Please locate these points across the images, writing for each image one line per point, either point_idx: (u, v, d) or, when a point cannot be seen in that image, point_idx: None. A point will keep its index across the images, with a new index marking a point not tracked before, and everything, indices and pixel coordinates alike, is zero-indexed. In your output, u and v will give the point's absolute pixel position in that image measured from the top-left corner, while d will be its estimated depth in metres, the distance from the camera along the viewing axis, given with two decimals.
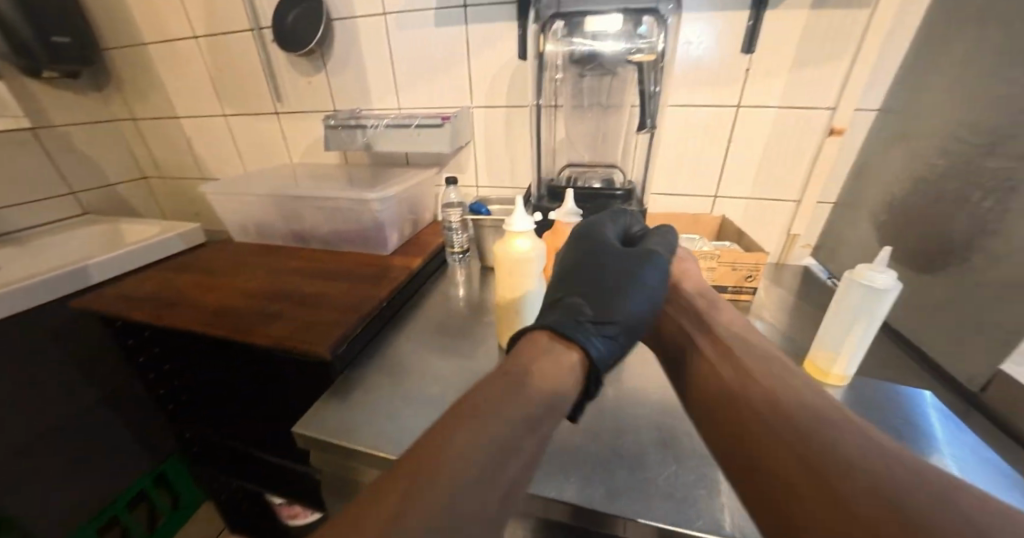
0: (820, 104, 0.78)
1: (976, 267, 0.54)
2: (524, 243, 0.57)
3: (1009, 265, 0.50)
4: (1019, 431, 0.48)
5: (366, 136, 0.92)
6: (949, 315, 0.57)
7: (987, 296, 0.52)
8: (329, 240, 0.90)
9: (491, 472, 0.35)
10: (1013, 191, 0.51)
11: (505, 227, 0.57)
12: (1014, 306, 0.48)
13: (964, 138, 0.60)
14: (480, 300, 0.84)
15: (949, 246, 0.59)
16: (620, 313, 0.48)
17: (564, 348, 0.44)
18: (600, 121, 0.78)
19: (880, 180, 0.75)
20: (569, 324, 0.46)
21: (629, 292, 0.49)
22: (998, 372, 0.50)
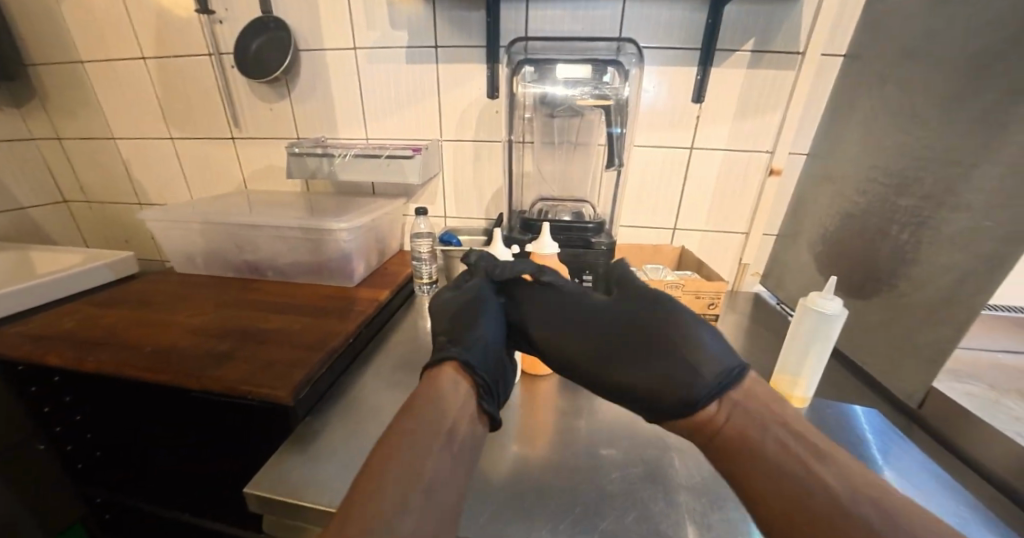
0: (760, 149, 0.88)
1: (902, 292, 0.61)
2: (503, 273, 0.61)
3: (929, 290, 0.57)
4: (952, 441, 0.53)
5: (332, 164, 0.89)
6: (884, 336, 0.63)
7: (914, 319, 0.59)
8: (288, 269, 0.84)
9: (411, 471, 0.38)
10: (924, 226, 0.59)
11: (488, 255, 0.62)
12: (938, 328, 0.55)
13: (879, 181, 0.69)
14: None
15: (877, 275, 0.66)
16: (477, 333, 0.48)
17: (439, 371, 0.45)
18: (567, 157, 0.81)
19: (814, 216, 0.84)
20: (438, 354, 0.47)
21: (481, 317, 0.50)
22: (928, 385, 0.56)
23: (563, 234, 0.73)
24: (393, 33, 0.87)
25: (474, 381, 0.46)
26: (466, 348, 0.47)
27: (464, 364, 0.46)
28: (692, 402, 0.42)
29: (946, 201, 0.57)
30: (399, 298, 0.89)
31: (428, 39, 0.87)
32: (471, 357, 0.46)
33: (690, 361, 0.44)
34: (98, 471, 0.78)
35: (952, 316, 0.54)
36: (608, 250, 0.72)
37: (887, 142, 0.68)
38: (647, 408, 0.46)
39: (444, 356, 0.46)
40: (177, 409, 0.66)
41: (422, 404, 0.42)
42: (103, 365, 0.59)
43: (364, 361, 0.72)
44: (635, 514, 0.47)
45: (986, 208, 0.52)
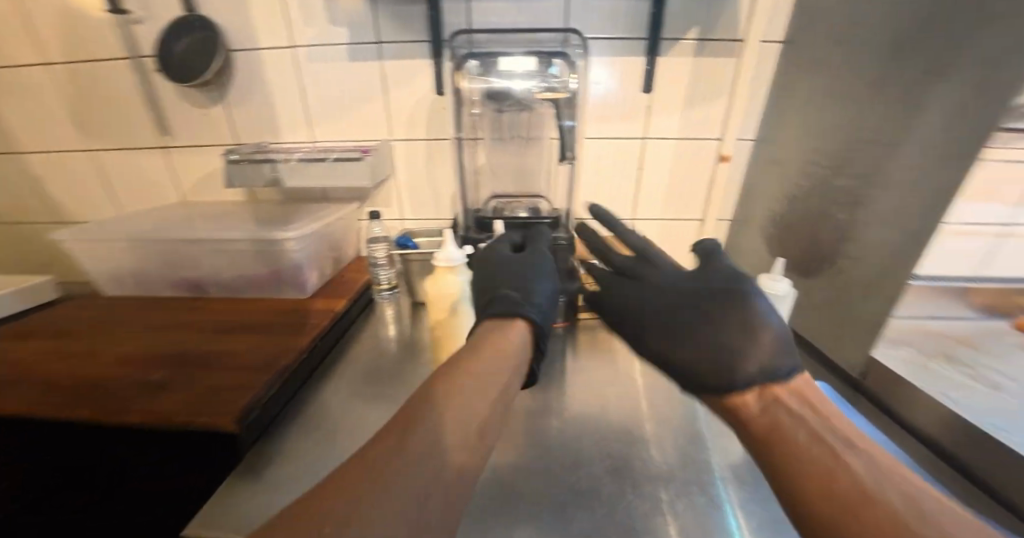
0: (709, 137, 0.89)
1: (843, 269, 0.64)
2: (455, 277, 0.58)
3: (866, 266, 0.60)
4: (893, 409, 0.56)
5: (276, 171, 0.83)
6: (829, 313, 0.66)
7: (855, 294, 0.61)
8: (232, 285, 0.79)
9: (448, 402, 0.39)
10: (859, 204, 0.62)
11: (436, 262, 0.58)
12: (877, 301, 0.58)
13: (818, 163, 0.71)
14: (415, 337, 0.80)
15: (821, 254, 0.69)
16: (539, 296, 0.51)
17: (506, 323, 0.47)
18: (519, 153, 0.80)
19: (763, 200, 0.87)
20: (504, 306, 0.49)
21: (541, 280, 0.53)
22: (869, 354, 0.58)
23: (559, 233, 0.71)
24: (331, 30, 0.83)
25: (535, 340, 0.48)
26: (533, 308, 0.49)
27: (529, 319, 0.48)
28: (735, 384, 0.45)
29: (877, 179, 0.59)
30: (358, 305, 0.85)
31: (369, 35, 0.83)
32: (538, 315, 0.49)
33: (750, 345, 0.46)
34: (54, 494, 0.70)
35: (889, 287, 0.56)
36: (568, 246, 0.71)
37: (823, 125, 0.71)
38: (684, 376, 0.50)
39: (514, 309, 0.48)
40: (112, 445, 0.61)
41: (449, 383, 0.40)
42: (11, 406, 0.53)
43: (320, 376, 0.68)
44: (606, 511, 0.47)
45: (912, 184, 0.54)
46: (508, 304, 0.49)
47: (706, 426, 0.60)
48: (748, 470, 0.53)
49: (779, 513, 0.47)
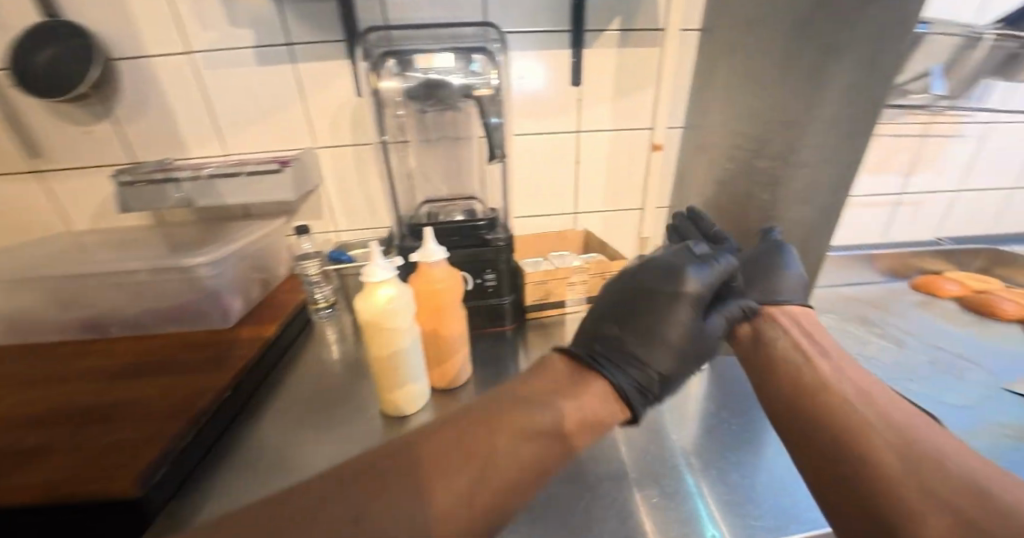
0: (640, 126, 0.91)
1: None
2: (387, 293, 0.52)
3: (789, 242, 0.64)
4: None
5: (182, 190, 0.74)
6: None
7: None
8: (138, 321, 0.70)
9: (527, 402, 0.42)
10: (778, 184, 0.65)
11: (364, 278, 0.52)
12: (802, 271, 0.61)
13: (740, 147, 0.74)
14: (361, 356, 0.76)
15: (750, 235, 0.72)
16: (662, 349, 0.48)
17: (603, 382, 0.46)
18: (452, 153, 0.78)
19: (696, 185, 0.90)
20: (603, 360, 0.47)
21: (670, 330, 0.49)
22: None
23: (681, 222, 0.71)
24: (232, 32, 0.76)
25: (626, 407, 0.46)
26: (627, 369, 0.47)
27: (617, 389, 0.46)
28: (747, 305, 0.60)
29: (791, 160, 0.62)
30: (293, 326, 0.79)
31: (277, 36, 0.77)
32: (625, 383, 0.46)
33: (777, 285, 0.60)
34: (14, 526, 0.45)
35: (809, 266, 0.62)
36: (506, 246, 0.70)
37: (741, 109, 0.73)
38: None
39: (612, 373, 0.46)
40: None
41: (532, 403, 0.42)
42: None
43: (253, 411, 0.63)
44: (564, 517, 0.46)
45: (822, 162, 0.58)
46: (611, 357, 0.48)
47: (656, 417, 0.60)
48: (698, 459, 0.53)
49: (731, 486, 0.49)
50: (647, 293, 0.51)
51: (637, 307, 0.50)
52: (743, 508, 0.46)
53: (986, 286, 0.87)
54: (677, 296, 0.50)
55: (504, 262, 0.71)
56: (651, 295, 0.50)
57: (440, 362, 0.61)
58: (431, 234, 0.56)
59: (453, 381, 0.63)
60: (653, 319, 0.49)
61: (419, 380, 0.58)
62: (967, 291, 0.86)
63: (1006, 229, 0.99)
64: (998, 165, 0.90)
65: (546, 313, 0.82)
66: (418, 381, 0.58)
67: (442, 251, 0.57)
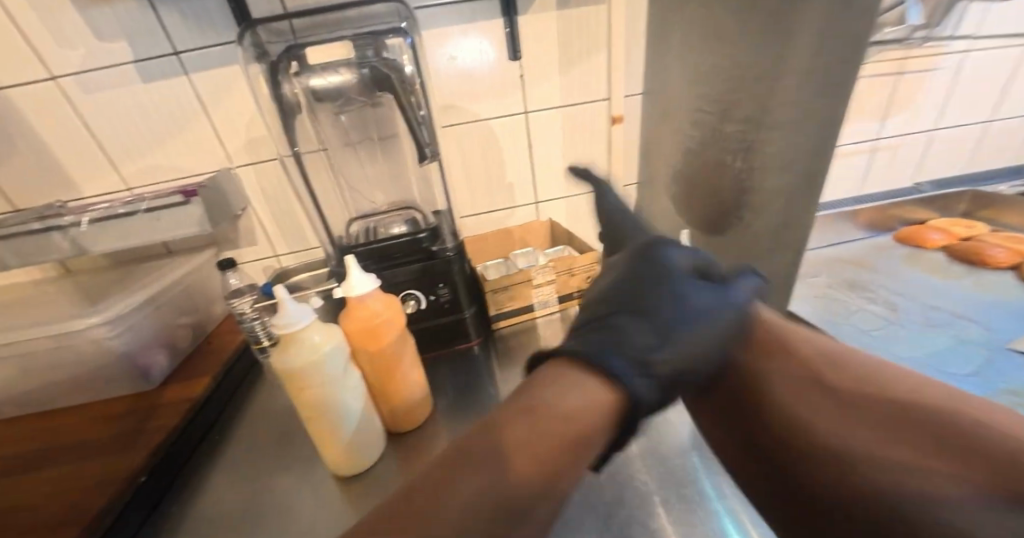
0: (595, 99, 0.82)
1: (749, 221, 0.63)
2: (310, 342, 0.43)
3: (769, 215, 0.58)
4: None
5: (69, 236, 0.64)
6: (757, 262, 0.63)
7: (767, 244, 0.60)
8: (49, 396, 0.61)
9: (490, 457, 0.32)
10: (751, 151, 0.59)
11: (275, 329, 0.42)
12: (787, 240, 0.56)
13: (706, 111, 0.67)
14: None
15: (726, 210, 0.67)
16: (671, 348, 0.39)
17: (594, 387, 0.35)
18: (384, 156, 0.69)
19: (663, 158, 0.83)
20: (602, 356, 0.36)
21: (681, 325, 0.40)
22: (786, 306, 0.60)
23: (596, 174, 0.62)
24: (101, 44, 0.64)
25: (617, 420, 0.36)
26: (640, 371, 0.37)
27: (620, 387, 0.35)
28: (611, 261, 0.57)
29: (765, 122, 0.55)
30: (235, 373, 0.70)
31: (157, 43, 0.65)
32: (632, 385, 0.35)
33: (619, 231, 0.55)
34: None
35: (790, 244, 0.56)
36: (455, 257, 0.62)
37: (703, 68, 0.65)
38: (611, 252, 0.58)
39: (616, 372, 0.35)
40: None
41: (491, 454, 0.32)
42: None
43: (199, 479, 0.55)
44: None
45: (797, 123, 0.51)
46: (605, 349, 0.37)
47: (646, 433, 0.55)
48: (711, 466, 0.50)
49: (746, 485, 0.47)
50: (653, 282, 0.42)
51: (650, 294, 0.41)
52: (765, 536, 0.43)
53: (973, 230, 0.81)
54: (706, 289, 0.43)
55: (456, 274, 0.63)
56: (665, 280, 0.42)
57: (392, 402, 0.53)
58: (355, 262, 0.47)
59: (412, 419, 0.56)
60: (656, 306, 0.41)
61: (369, 431, 0.51)
62: (956, 240, 0.79)
63: (990, 163, 0.93)
64: (979, 97, 0.84)
65: (518, 319, 0.75)
66: (367, 433, 0.50)
67: (369, 281, 0.48)
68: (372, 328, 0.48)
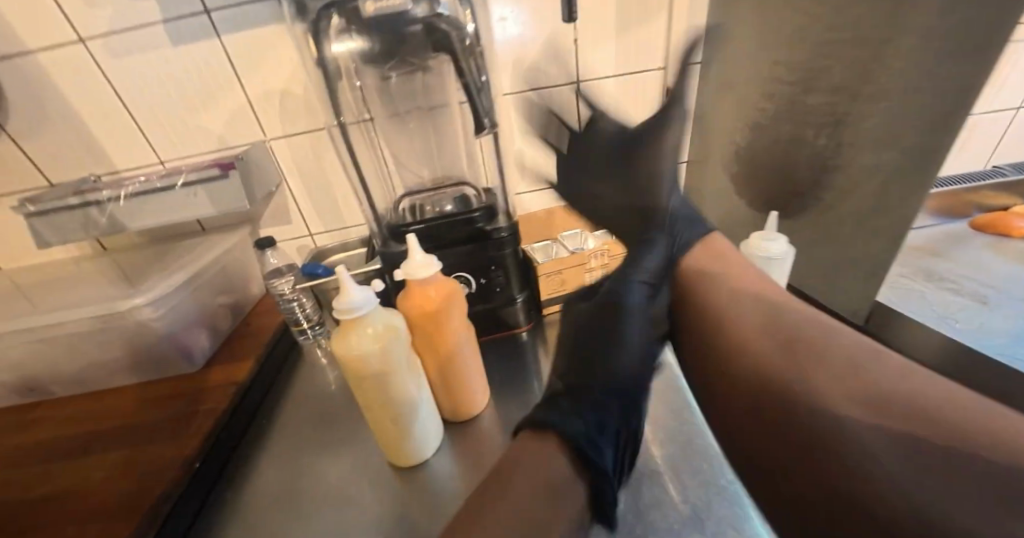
0: (650, 68, 0.76)
1: (829, 203, 0.57)
2: (374, 330, 0.40)
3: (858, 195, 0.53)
4: (902, 348, 0.54)
5: (106, 212, 0.62)
6: (840, 247, 0.57)
7: (850, 229, 0.55)
8: (94, 376, 0.59)
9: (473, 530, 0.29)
10: (840, 124, 0.53)
11: (336, 312, 0.40)
12: (880, 224, 0.51)
13: (783, 80, 0.61)
14: None
15: (800, 191, 0.62)
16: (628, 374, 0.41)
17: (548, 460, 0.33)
18: (430, 129, 0.65)
19: (722, 134, 0.77)
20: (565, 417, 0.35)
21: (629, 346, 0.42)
22: (873, 298, 0.55)
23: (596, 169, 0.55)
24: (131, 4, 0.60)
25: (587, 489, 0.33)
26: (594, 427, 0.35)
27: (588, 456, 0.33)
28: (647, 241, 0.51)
29: (862, 92, 0.50)
30: (276, 355, 0.67)
31: (189, 2, 0.60)
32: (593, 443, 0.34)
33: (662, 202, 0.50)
34: None
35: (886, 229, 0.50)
36: (511, 237, 0.58)
37: (783, 30, 0.59)
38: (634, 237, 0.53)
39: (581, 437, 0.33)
40: None
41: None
42: None
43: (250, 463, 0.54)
44: None
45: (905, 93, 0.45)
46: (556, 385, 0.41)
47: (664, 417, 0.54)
48: None
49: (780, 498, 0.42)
50: (601, 320, 0.44)
51: (598, 326, 0.43)
52: None
53: None
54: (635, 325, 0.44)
55: (509, 257, 0.59)
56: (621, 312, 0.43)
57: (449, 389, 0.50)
58: (415, 243, 0.43)
59: (470, 408, 0.53)
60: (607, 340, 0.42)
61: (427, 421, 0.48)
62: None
63: None
64: None
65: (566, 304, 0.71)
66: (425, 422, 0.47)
67: (431, 263, 0.44)
68: (434, 313, 0.44)
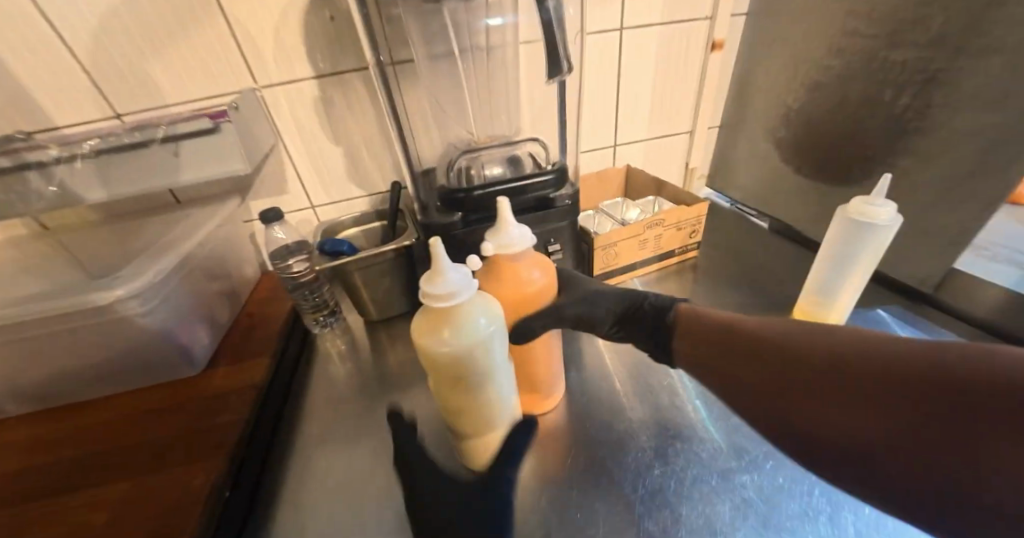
0: (697, 18, 0.69)
1: (903, 167, 0.55)
2: (479, 319, 0.32)
3: (946, 158, 0.50)
4: (972, 316, 0.53)
5: (52, 178, 0.47)
6: (915, 213, 0.55)
7: (928, 194, 0.53)
8: (57, 388, 0.46)
9: None
10: (931, 81, 0.50)
11: (427, 292, 0.31)
12: (969, 188, 0.49)
13: (859, 32, 0.56)
14: (399, 369, 0.57)
15: (866, 156, 0.59)
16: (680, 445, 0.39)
17: None
18: (473, 75, 0.55)
19: (766, 95, 0.73)
20: None
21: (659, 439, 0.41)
22: (952, 265, 0.53)
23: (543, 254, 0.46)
24: None
25: None
26: None
27: None
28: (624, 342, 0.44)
29: (967, 44, 0.46)
30: (292, 349, 0.57)
31: None
32: None
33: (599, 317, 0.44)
34: None
35: (979, 194, 0.48)
36: (572, 208, 0.51)
37: None
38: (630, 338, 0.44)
39: None
40: None
41: None
42: None
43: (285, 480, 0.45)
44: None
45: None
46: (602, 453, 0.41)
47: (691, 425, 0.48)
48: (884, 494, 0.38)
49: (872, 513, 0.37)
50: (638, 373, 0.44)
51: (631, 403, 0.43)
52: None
53: None
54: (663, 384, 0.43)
55: (568, 228, 0.52)
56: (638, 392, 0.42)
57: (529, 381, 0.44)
58: (507, 211, 0.36)
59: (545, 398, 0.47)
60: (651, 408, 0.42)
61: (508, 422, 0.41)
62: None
63: None
64: None
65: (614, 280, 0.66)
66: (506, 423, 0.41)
67: (525, 236, 0.37)
68: (519, 296, 0.38)
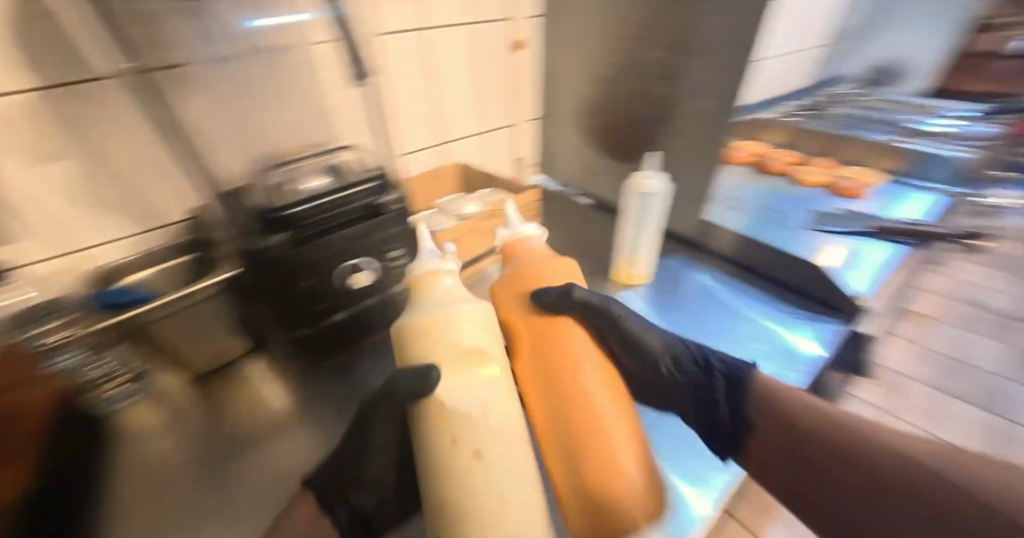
0: (497, 18, 0.75)
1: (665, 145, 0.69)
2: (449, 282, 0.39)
3: (687, 135, 0.64)
4: (721, 251, 0.71)
5: None
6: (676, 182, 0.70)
7: (678, 166, 0.68)
8: None
9: None
10: (672, 77, 0.63)
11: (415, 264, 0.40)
12: (702, 158, 0.64)
13: (622, 34, 0.68)
14: (243, 420, 0.50)
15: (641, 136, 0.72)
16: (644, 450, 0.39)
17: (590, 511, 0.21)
18: (267, 78, 0.51)
19: (567, 87, 0.83)
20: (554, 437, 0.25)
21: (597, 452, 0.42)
22: (701, 215, 0.70)
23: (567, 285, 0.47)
24: None
25: None
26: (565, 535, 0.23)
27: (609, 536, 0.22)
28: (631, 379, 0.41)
29: (686, 47, 0.60)
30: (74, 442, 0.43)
31: None
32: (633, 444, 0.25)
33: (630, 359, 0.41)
34: None
35: (710, 162, 0.63)
36: (402, 212, 0.51)
37: None
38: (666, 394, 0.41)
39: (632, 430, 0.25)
40: None
41: None
42: None
43: None
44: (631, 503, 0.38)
45: (718, 46, 0.56)
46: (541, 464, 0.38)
47: None
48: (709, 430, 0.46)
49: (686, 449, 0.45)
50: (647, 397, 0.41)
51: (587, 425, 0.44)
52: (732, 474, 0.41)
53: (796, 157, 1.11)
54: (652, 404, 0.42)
55: (397, 232, 0.51)
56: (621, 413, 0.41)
57: (576, 433, 0.33)
58: (515, 214, 0.50)
59: (612, 471, 0.31)
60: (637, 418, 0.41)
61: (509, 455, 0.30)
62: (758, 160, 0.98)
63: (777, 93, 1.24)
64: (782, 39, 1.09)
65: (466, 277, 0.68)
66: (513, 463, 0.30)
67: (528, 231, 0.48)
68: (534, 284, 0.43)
